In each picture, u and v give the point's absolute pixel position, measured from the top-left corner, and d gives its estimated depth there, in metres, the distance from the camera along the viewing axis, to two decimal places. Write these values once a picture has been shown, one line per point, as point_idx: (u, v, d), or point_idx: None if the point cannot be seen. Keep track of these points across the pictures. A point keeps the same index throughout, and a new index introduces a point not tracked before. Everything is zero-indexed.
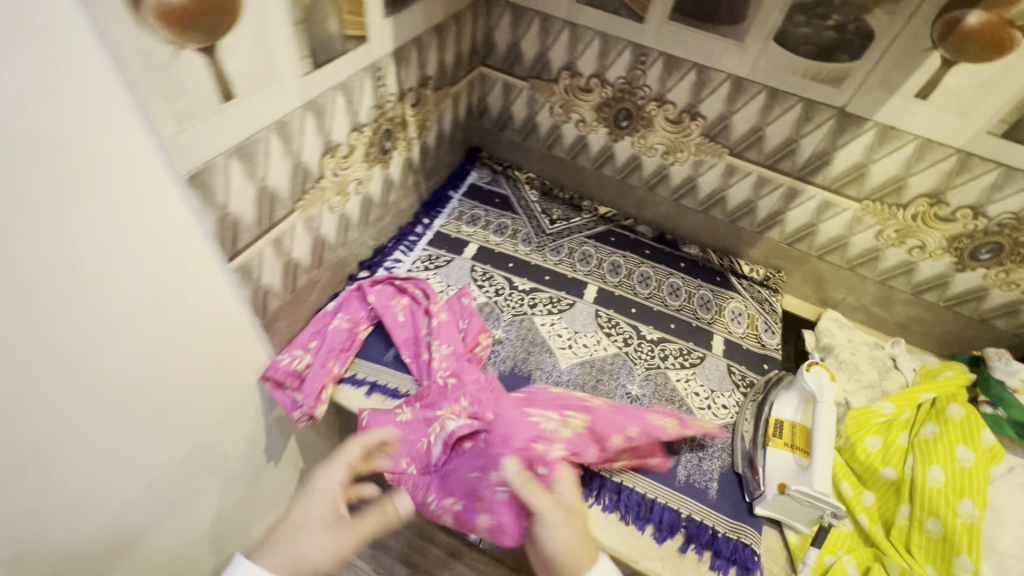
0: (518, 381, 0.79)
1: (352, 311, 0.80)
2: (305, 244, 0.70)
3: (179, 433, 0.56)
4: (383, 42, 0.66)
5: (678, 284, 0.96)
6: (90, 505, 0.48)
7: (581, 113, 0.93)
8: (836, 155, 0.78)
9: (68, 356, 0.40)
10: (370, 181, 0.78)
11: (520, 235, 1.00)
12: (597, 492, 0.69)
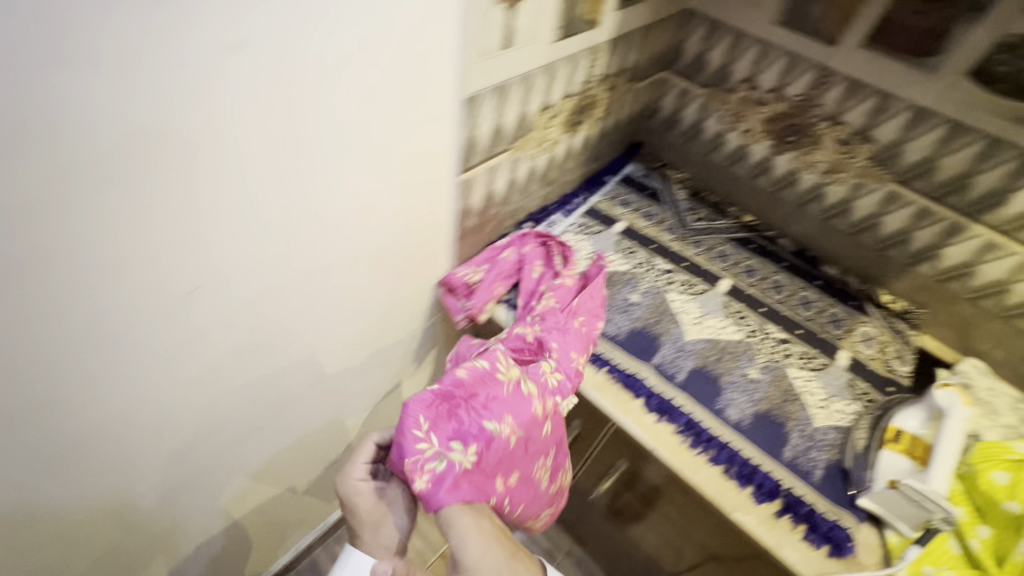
0: (647, 339, 0.88)
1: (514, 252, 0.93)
2: (503, 181, 0.86)
3: (169, 417, 0.60)
4: (608, 30, 0.80)
5: (812, 298, 0.99)
6: (187, 411, 0.61)
7: (750, 123, 1.02)
8: (1012, 197, 0.79)
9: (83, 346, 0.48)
10: (559, 144, 0.93)
11: (665, 224, 1.09)
12: (705, 445, 0.77)
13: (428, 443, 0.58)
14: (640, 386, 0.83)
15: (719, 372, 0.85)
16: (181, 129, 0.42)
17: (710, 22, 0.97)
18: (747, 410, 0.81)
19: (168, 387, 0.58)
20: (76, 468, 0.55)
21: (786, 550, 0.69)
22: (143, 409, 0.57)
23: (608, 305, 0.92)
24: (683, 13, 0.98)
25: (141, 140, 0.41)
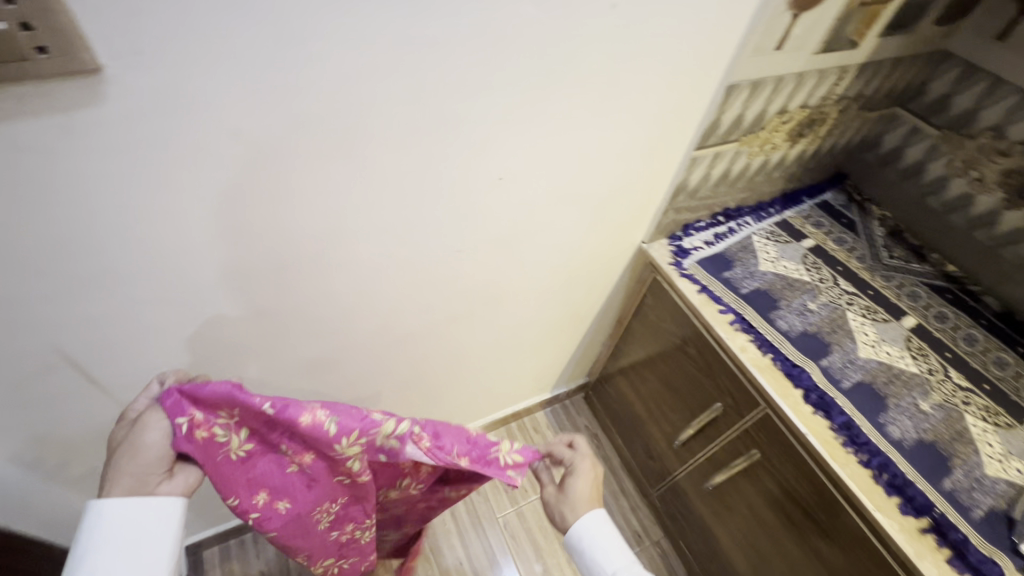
0: (817, 344, 0.93)
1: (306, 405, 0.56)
2: (718, 170, 0.98)
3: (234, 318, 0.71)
4: (862, 53, 0.88)
5: (1010, 360, 0.94)
6: (283, 306, 0.73)
7: (982, 172, 1.01)
8: None
9: (158, 249, 0.57)
10: (778, 150, 1.01)
11: (855, 253, 1.10)
12: (859, 448, 0.81)
13: (188, 416, 0.50)
14: (802, 380, 0.89)
15: (887, 393, 0.87)
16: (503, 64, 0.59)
17: (965, 66, 0.99)
18: (911, 433, 0.83)
19: (234, 306, 0.69)
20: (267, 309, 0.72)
21: (924, 562, 0.71)
22: (269, 302, 0.71)
23: (784, 304, 0.98)
24: (936, 53, 1.01)
25: (191, 105, 0.47)
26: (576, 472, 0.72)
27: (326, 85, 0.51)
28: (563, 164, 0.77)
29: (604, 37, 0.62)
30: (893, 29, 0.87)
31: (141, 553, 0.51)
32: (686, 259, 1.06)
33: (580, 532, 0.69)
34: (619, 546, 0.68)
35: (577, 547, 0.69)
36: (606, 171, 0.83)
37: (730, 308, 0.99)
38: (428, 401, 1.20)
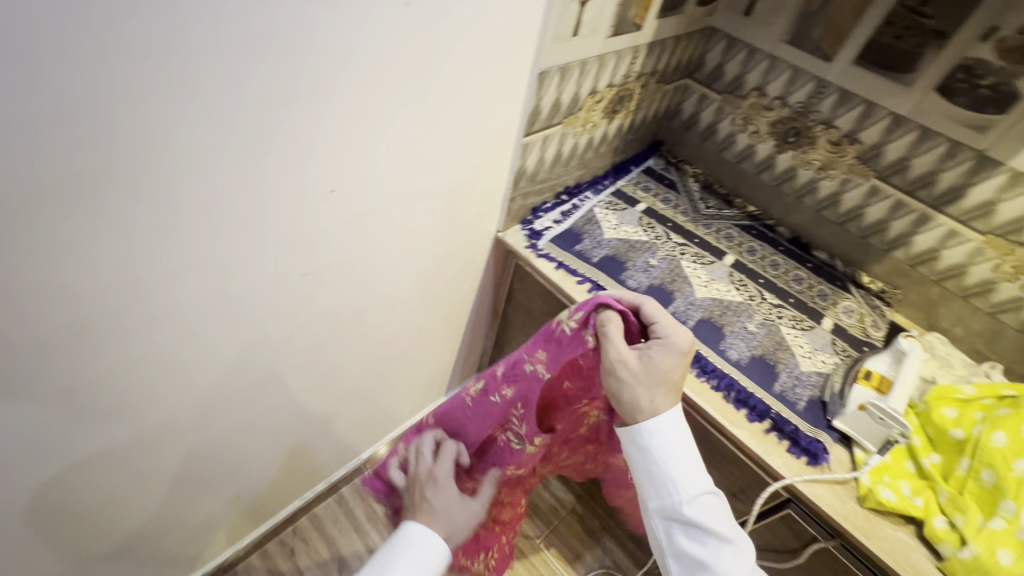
0: (663, 293, 1.04)
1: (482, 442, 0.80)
2: (551, 153, 1.04)
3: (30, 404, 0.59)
4: (647, 34, 1.00)
5: (803, 275, 1.15)
6: (97, 375, 0.62)
7: (757, 126, 1.20)
8: (970, 190, 0.96)
9: None
10: (599, 127, 1.11)
11: (679, 209, 1.25)
12: (709, 375, 0.93)
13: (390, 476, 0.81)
14: None
15: (723, 323, 1.01)
16: (303, 70, 0.56)
17: (728, 38, 1.17)
18: (745, 352, 0.97)
19: (24, 392, 0.57)
20: (76, 385, 0.61)
21: (771, 456, 0.84)
22: (76, 375, 0.60)
23: (631, 264, 1.08)
24: (706, 29, 1.18)
25: None
26: (667, 347, 0.65)
27: (91, 113, 0.45)
28: (397, 167, 0.76)
29: (405, 35, 0.62)
30: (667, 11, 1.00)
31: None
32: (540, 240, 1.11)
33: (653, 444, 0.64)
34: (696, 470, 0.63)
35: (644, 454, 0.64)
36: (443, 168, 0.84)
37: (586, 277, 1.06)
38: (313, 435, 1.12)
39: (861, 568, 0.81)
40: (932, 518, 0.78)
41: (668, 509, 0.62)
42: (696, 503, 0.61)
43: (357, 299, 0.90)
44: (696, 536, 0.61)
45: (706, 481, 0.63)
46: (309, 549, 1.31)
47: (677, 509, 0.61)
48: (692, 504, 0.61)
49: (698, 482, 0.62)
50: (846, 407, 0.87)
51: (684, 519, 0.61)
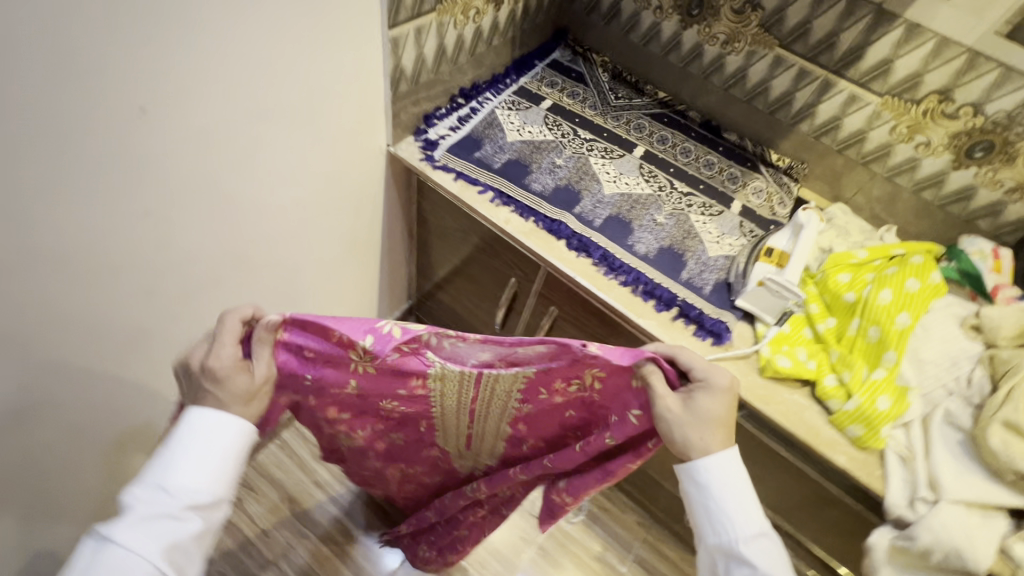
0: (569, 193, 0.99)
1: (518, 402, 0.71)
2: (433, 49, 0.92)
3: None
4: None
5: (714, 161, 1.13)
6: None
7: (660, 0, 1.11)
8: (868, 49, 0.93)
9: None
10: (483, 15, 0.99)
11: (587, 103, 1.18)
12: (616, 271, 0.91)
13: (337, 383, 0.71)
14: (562, 230, 0.94)
15: (630, 218, 0.98)
16: None
17: None
18: (653, 244, 0.95)
19: None
20: None
21: (677, 341, 0.85)
22: None
23: (535, 166, 1.02)
24: None
25: None
26: (710, 391, 0.61)
27: None
28: (221, 78, 0.66)
29: None
30: None
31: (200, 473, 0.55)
32: (435, 151, 1.02)
33: (711, 481, 0.63)
34: (750, 509, 0.62)
35: (697, 486, 0.64)
36: (289, 78, 0.74)
37: (487, 186, 0.99)
38: None
39: (762, 431, 0.86)
40: (824, 377, 0.82)
41: (723, 545, 0.62)
42: (753, 541, 0.61)
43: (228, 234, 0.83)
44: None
45: (760, 521, 0.62)
46: (257, 494, 1.31)
47: (734, 547, 0.61)
48: (739, 539, 0.61)
49: (751, 523, 0.62)
50: (747, 286, 0.88)
51: (740, 557, 0.61)
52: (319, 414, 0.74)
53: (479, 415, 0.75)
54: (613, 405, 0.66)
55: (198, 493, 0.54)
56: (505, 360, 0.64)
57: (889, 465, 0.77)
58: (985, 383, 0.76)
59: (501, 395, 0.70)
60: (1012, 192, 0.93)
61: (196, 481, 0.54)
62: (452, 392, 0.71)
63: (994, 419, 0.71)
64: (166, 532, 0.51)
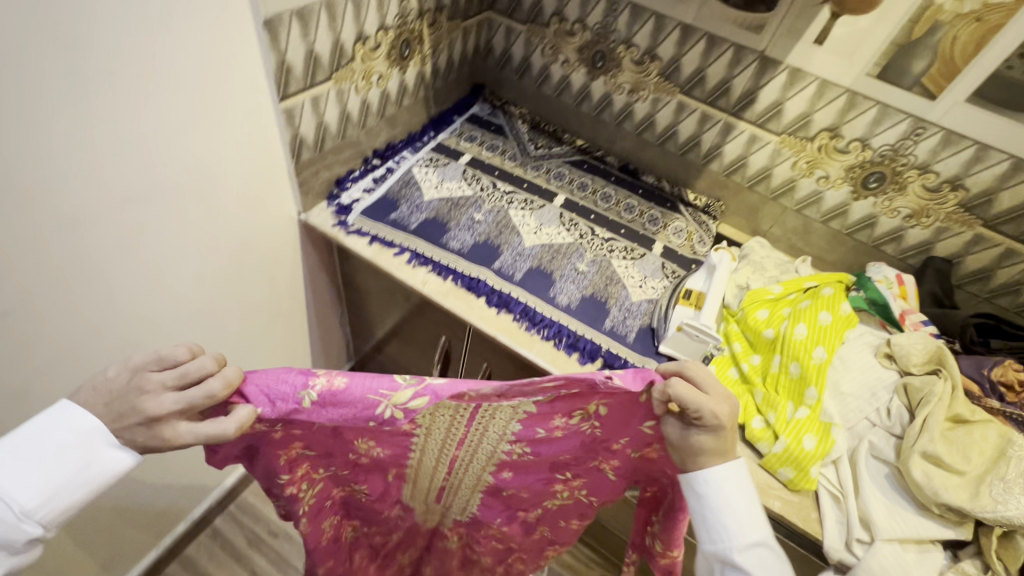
0: (488, 249, 0.98)
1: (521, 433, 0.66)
2: (335, 116, 0.90)
3: None
4: None
5: (634, 204, 1.14)
6: None
7: (566, 55, 1.13)
8: (760, 92, 0.97)
9: None
10: (388, 79, 0.98)
11: (507, 154, 1.19)
12: (539, 326, 0.89)
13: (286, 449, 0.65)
14: (481, 288, 0.93)
15: (552, 269, 0.97)
16: None
17: None
18: (576, 294, 0.94)
19: None
20: None
21: None
22: None
23: (453, 224, 1.00)
24: None
25: None
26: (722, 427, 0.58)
27: None
28: (92, 176, 0.63)
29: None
30: None
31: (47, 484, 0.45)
32: (348, 215, 0.99)
33: (709, 486, 0.58)
34: (749, 516, 0.57)
35: (694, 491, 0.59)
36: (182, 169, 0.73)
37: (405, 247, 0.96)
38: (134, 480, 0.98)
39: None
40: (752, 419, 0.81)
41: (715, 552, 0.57)
42: (750, 552, 0.56)
43: (111, 325, 0.77)
44: None
45: (762, 531, 0.57)
46: None
47: (727, 554, 0.56)
48: (733, 546, 0.56)
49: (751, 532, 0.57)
50: (667, 330, 0.89)
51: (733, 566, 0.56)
52: (276, 462, 0.64)
53: (461, 459, 0.73)
54: (623, 434, 0.65)
55: (40, 519, 0.45)
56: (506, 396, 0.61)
57: (823, 506, 0.75)
58: (903, 413, 0.76)
59: (485, 438, 0.69)
60: (909, 218, 0.97)
61: (42, 504, 0.45)
62: (442, 431, 0.67)
63: (914, 450, 0.70)
64: None
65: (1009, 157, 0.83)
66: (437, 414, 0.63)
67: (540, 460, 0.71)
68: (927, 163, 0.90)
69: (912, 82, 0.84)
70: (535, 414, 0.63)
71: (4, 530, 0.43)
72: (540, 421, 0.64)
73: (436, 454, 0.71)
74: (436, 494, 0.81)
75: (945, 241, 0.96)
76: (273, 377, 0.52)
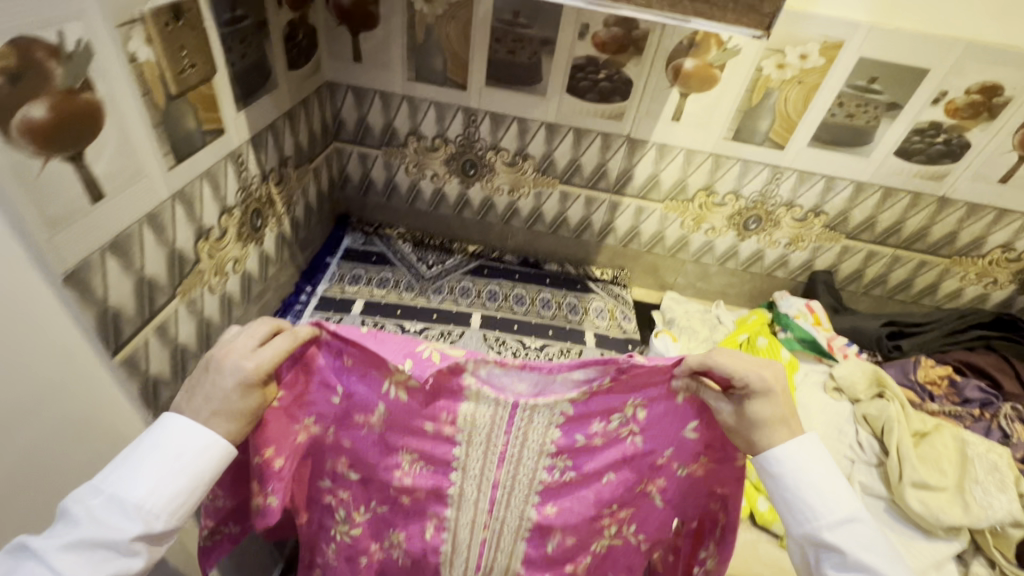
0: None
1: (564, 446, 0.63)
2: (191, 331, 0.70)
3: None
4: (242, 132, 0.73)
5: (549, 297, 1.10)
6: None
7: (433, 169, 1.06)
8: (636, 169, 0.99)
9: None
10: (245, 258, 0.81)
11: (402, 284, 1.06)
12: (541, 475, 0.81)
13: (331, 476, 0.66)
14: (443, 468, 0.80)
15: None
16: None
17: (354, 88, 0.96)
18: None
19: None
20: None
21: None
22: None
23: None
24: (322, 87, 0.95)
25: None
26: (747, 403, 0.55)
27: None
28: None
29: None
30: (253, 97, 0.74)
31: (159, 488, 0.45)
32: None
33: (783, 469, 0.53)
34: (833, 493, 0.52)
35: (769, 477, 0.54)
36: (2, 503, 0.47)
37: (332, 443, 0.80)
38: None
39: None
40: (757, 501, 0.79)
41: (806, 537, 0.52)
42: (840, 529, 0.51)
43: None
44: (845, 567, 0.50)
45: (848, 502, 0.52)
46: None
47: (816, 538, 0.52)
48: (822, 530, 0.51)
49: (839, 505, 0.51)
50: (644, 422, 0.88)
51: (828, 548, 0.51)
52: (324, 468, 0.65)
53: (503, 493, 0.66)
54: (667, 444, 0.62)
55: (165, 517, 0.45)
56: (543, 391, 0.61)
57: None
58: (873, 442, 0.79)
59: (525, 457, 0.64)
60: (789, 246, 1.06)
61: (165, 501, 0.45)
62: (480, 458, 0.64)
63: (904, 483, 0.73)
64: (105, 561, 0.42)
65: (851, 183, 0.95)
66: (478, 416, 0.62)
67: (587, 477, 0.65)
68: (791, 199, 0.99)
69: (762, 138, 0.91)
70: (572, 419, 0.62)
71: (111, 562, 0.43)
72: (582, 428, 0.62)
73: (477, 485, 0.65)
74: (473, 559, 0.70)
75: (823, 257, 1.07)
76: (401, 341, 0.60)
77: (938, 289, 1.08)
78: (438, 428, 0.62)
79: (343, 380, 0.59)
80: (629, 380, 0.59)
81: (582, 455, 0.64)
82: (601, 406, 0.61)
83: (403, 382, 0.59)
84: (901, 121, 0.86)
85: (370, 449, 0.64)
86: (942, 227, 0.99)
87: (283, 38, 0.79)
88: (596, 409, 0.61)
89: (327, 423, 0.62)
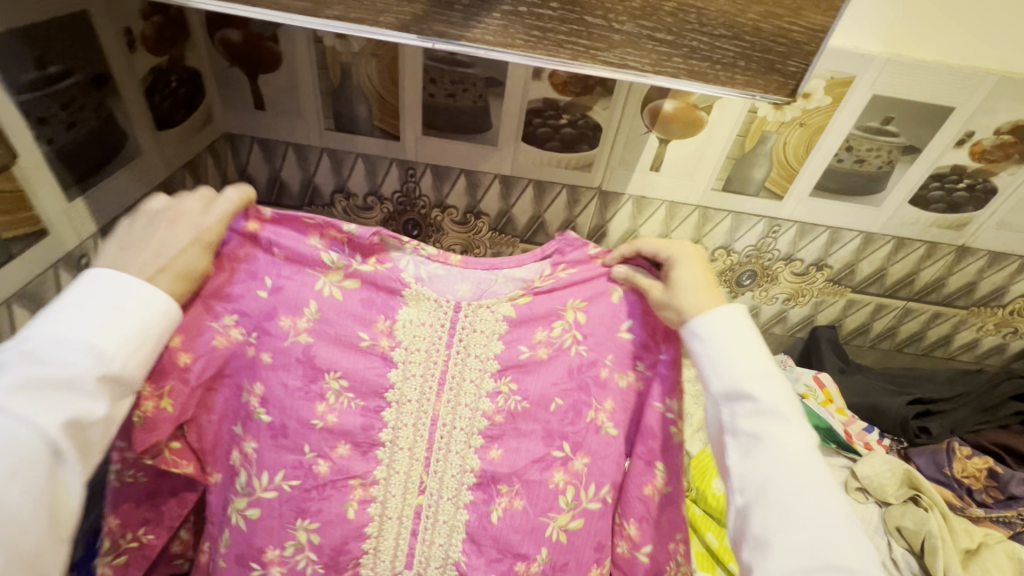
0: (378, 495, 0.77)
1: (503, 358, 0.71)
2: None
3: None
4: (84, 226, 0.57)
5: None
6: None
7: None
8: (610, 225, 0.83)
9: None
10: None
11: None
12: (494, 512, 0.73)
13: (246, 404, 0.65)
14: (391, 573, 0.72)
15: None
16: None
17: (259, 140, 0.77)
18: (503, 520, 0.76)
19: None
20: None
21: None
22: None
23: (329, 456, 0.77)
24: (216, 140, 0.76)
25: None
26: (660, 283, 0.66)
27: None
28: None
29: None
30: (99, 175, 0.58)
31: (102, 341, 0.44)
32: None
33: (709, 333, 0.56)
34: (752, 355, 0.54)
35: (696, 345, 0.57)
36: None
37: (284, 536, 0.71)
38: None
39: None
40: None
41: (722, 398, 0.54)
42: (754, 383, 0.52)
43: None
44: (756, 421, 0.51)
45: (765, 366, 0.54)
46: None
47: (731, 394, 0.53)
48: (735, 384, 0.53)
49: (757, 365, 0.53)
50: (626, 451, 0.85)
51: (740, 405, 0.52)
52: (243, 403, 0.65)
53: (442, 429, 0.70)
54: (607, 351, 0.71)
55: (116, 359, 0.44)
56: (483, 293, 0.72)
57: None
58: (911, 561, 0.66)
59: (467, 379, 0.70)
60: (788, 301, 0.92)
61: (117, 343, 0.44)
62: (418, 386, 0.69)
63: None
64: (63, 404, 0.41)
65: (860, 235, 0.81)
66: (418, 328, 0.69)
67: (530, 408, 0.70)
68: (790, 253, 0.85)
69: (757, 188, 0.77)
70: (517, 323, 0.72)
71: (68, 405, 0.41)
72: (516, 340, 0.71)
73: (419, 423, 0.69)
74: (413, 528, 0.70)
75: (824, 311, 0.93)
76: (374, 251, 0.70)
77: (954, 341, 0.95)
78: (374, 341, 0.68)
79: (275, 272, 0.64)
80: (557, 284, 0.72)
81: (523, 375, 0.71)
82: (538, 320, 0.72)
83: (339, 282, 0.67)
84: (918, 167, 0.73)
85: (293, 379, 0.65)
86: (960, 276, 0.86)
87: (143, 91, 0.60)
88: (542, 291, 0.72)
89: (250, 329, 0.64)
